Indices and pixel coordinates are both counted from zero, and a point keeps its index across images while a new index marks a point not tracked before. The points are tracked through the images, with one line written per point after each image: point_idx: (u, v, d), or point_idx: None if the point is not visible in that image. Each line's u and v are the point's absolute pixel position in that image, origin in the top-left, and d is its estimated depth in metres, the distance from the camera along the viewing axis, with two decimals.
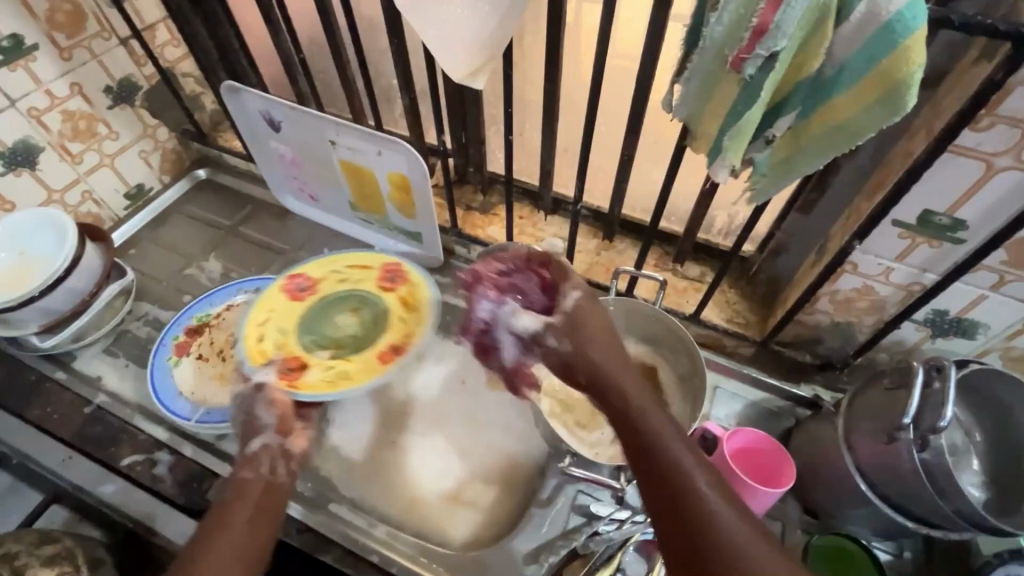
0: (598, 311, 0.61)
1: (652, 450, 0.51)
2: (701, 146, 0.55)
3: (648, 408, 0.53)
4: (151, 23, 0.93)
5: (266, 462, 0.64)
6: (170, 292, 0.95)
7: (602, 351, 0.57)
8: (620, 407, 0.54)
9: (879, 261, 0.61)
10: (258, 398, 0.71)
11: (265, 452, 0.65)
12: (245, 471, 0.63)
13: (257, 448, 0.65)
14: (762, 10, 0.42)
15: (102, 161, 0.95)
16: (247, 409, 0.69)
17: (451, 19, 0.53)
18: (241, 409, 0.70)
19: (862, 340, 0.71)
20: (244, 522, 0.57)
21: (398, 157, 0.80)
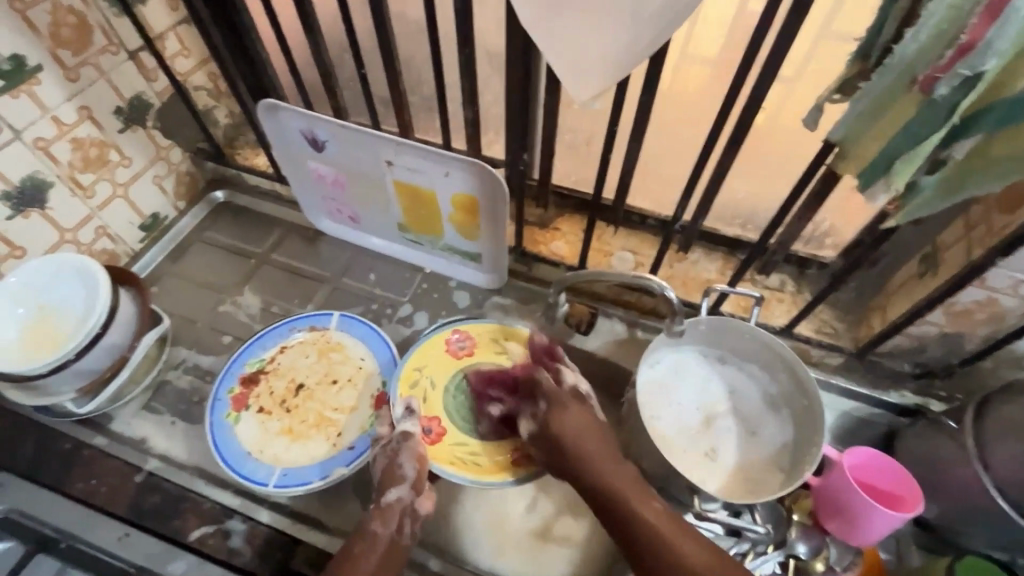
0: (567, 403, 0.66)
1: (641, 538, 0.57)
2: (851, 167, 0.51)
3: (604, 473, 0.61)
4: (161, 32, 0.82)
5: (396, 517, 0.63)
6: (206, 333, 0.86)
7: (566, 419, 0.65)
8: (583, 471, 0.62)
9: (1011, 274, 0.59)
10: (405, 446, 0.67)
11: (397, 505, 0.64)
12: (376, 522, 0.63)
13: (391, 499, 0.64)
14: (973, 26, 0.38)
15: (115, 192, 0.85)
16: (392, 455, 0.66)
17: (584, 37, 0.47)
18: (382, 453, 0.67)
19: (970, 350, 0.69)
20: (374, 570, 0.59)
21: (469, 178, 0.73)
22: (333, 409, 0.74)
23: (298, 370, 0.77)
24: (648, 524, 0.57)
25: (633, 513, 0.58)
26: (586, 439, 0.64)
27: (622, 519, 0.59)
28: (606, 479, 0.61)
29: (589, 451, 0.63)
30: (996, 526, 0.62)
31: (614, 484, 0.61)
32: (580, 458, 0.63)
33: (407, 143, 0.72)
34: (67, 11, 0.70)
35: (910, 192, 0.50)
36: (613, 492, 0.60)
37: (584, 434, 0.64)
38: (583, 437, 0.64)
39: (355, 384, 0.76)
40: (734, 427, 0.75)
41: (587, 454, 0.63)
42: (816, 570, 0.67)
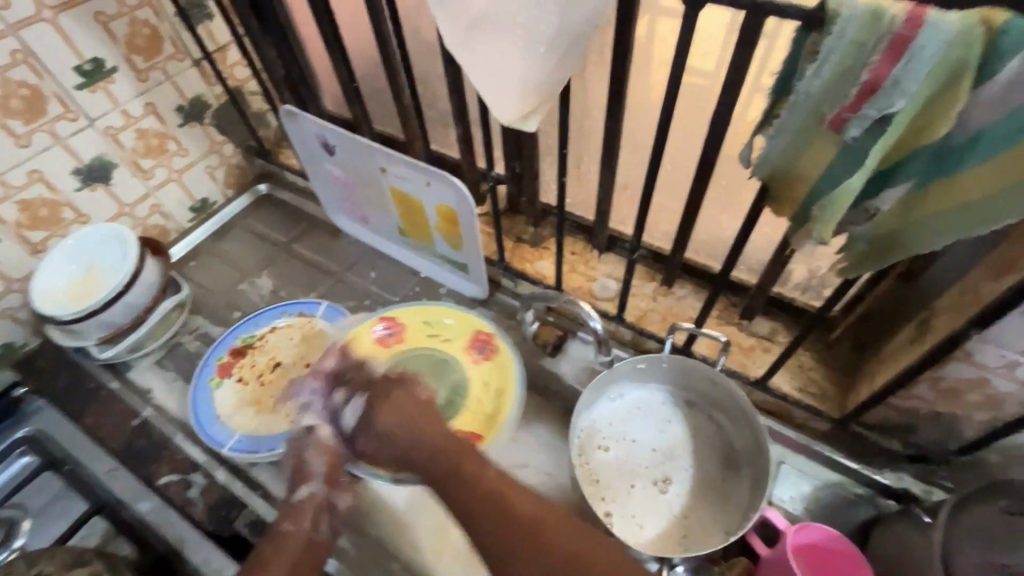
0: (403, 398, 0.66)
1: (475, 506, 0.57)
2: (782, 209, 0.48)
3: (431, 468, 0.61)
4: (222, 45, 0.95)
5: (309, 513, 0.66)
6: (222, 307, 0.97)
7: (386, 420, 0.65)
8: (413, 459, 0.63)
9: (1001, 352, 0.50)
10: (311, 441, 0.69)
11: (310, 502, 0.67)
12: (287, 523, 0.65)
13: (303, 497, 0.67)
14: (874, 65, 0.35)
15: (170, 177, 0.99)
16: (299, 453, 0.69)
17: (503, 61, 0.47)
18: (292, 450, 0.70)
19: (969, 438, 0.60)
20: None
21: (445, 190, 0.77)
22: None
23: (280, 349, 0.85)
24: (485, 481, 0.59)
25: (462, 480, 0.59)
26: (417, 416, 0.65)
27: (460, 493, 0.59)
28: (432, 445, 0.63)
29: (410, 436, 0.63)
30: None
31: (450, 448, 0.62)
32: (399, 439, 0.64)
33: (394, 153, 0.78)
34: (142, 24, 0.84)
35: (848, 242, 0.46)
36: (450, 456, 0.61)
37: (412, 414, 0.65)
38: (407, 421, 0.64)
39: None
40: (691, 471, 0.72)
41: (417, 436, 0.63)
42: None
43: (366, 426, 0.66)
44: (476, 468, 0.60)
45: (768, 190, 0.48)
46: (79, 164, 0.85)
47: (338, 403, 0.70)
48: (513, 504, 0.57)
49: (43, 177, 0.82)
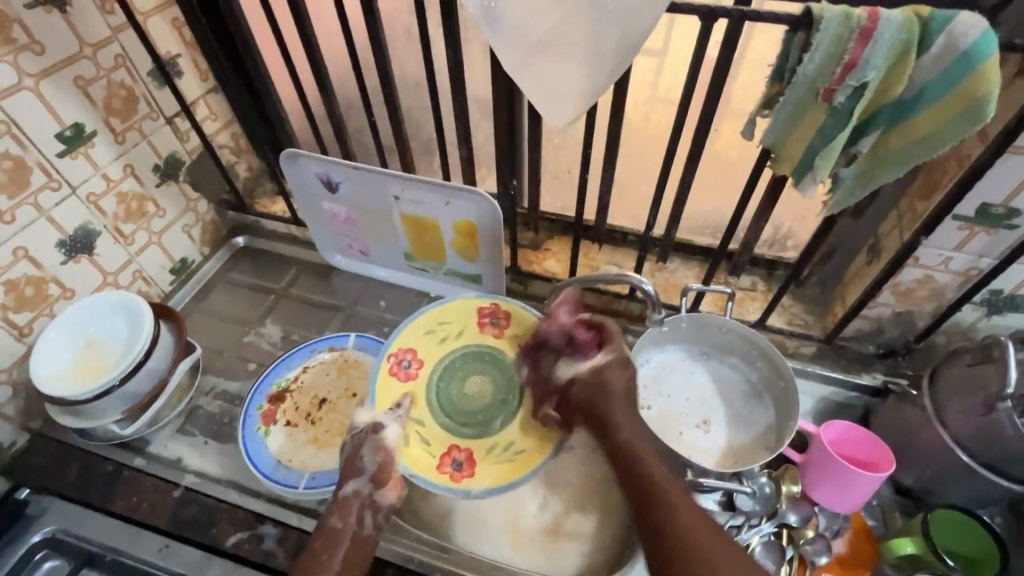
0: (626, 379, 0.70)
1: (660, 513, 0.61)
2: (783, 167, 0.61)
3: (662, 480, 0.63)
4: (194, 99, 0.94)
5: (355, 510, 0.68)
6: (232, 363, 0.94)
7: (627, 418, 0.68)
8: (633, 477, 0.65)
9: (940, 252, 0.68)
10: (370, 438, 0.72)
11: (356, 498, 0.68)
12: (335, 517, 0.67)
13: (349, 492, 0.68)
14: (852, 48, 0.49)
15: (150, 240, 0.95)
16: (356, 447, 0.71)
17: (555, 77, 0.57)
18: (350, 446, 0.72)
19: (921, 327, 0.78)
20: (329, 572, 0.63)
21: (466, 205, 0.84)
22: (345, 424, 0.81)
23: (320, 387, 0.84)
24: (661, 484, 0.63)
25: (669, 506, 0.61)
26: (620, 404, 0.69)
27: (664, 514, 0.61)
28: (653, 469, 0.65)
29: (639, 445, 0.67)
30: (966, 479, 0.68)
31: (643, 453, 0.66)
32: (630, 440, 0.67)
33: (410, 177, 0.83)
34: (119, 85, 0.83)
35: (834, 184, 0.61)
36: (639, 458, 0.66)
37: (615, 399, 0.69)
38: (637, 429, 0.68)
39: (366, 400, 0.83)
40: (723, 410, 0.83)
41: (639, 448, 0.66)
42: (808, 537, 0.72)
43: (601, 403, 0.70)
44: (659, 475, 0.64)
45: (769, 154, 0.62)
46: (63, 236, 0.81)
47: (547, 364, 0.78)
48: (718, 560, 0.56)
49: (29, 253, 0.77)
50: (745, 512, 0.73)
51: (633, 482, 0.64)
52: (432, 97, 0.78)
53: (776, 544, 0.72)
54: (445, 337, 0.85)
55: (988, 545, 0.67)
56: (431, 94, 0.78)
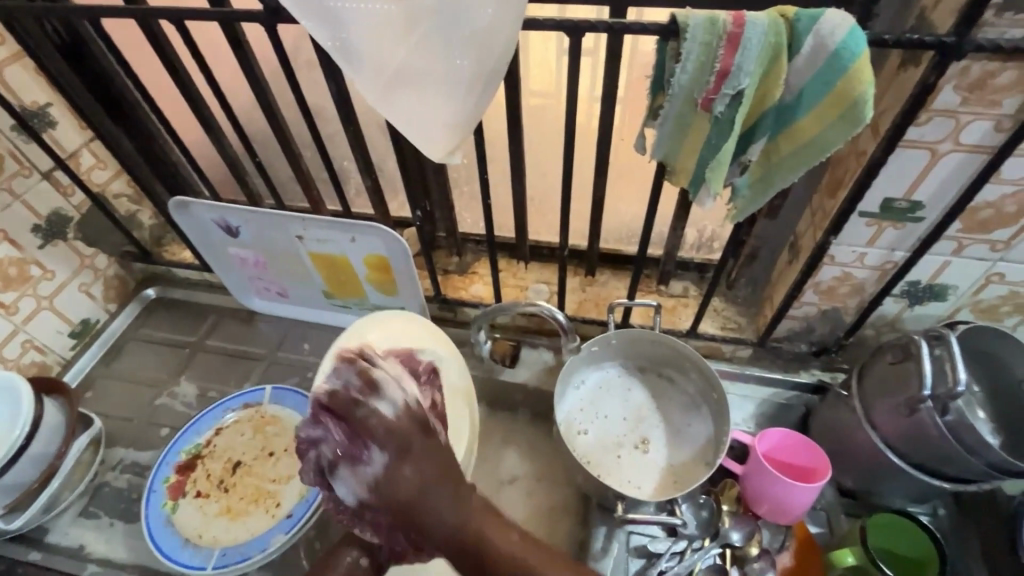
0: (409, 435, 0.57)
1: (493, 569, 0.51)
2: (679, 179, 0.58)
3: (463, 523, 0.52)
4: (73, 150, 0.86)
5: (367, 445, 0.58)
6: (143, 430, 0.87)
7: (413, 471, 0.55)
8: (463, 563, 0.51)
9: (853, 248, 0.66)
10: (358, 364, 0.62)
11: (372, 417, 0.58)
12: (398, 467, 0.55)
13: (367, 414, 0.58)
14: (722, 55, 0.46)
15: (40, 305, 0.88)
16: (367, 377, 0.61)
17: (421, 107, 0.53)
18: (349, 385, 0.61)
19: (849, 322, 0.76)
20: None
21: (373, 239, 0.79)
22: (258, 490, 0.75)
23: (234, 449, 0.78)
24: (465, 524, 0.52)
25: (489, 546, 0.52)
26: (427, 495, 0.53)
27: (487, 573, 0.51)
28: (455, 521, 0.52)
29: (426, 513, 0.53)
30: (899, 479, 0.66)
31: (476, 528, 0.52)
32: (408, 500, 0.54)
33: (310, 216, 0.78)
34: None
35: (731, 193, 0.58)
36: (471, 550, 0.52)
37: (421, 498, 0.53)
38: (400, 476, 0.55)
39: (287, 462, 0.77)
40: (661, 426, 0.80)
41: (437, 515, 0.52)
42: (753, 555, 0.69)
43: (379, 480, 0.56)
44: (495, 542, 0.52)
45: (664, 167, 0.59)
46: None
47: (343, 428, 0.59)
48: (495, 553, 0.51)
49: None
50: (687, 536, 0.70)
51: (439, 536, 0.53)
52: (318, 131, 0.73)
53: (721, 568, 0.68)
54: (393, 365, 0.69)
55: (928, 549, 0.66)
56: (317, 127, 0.73)
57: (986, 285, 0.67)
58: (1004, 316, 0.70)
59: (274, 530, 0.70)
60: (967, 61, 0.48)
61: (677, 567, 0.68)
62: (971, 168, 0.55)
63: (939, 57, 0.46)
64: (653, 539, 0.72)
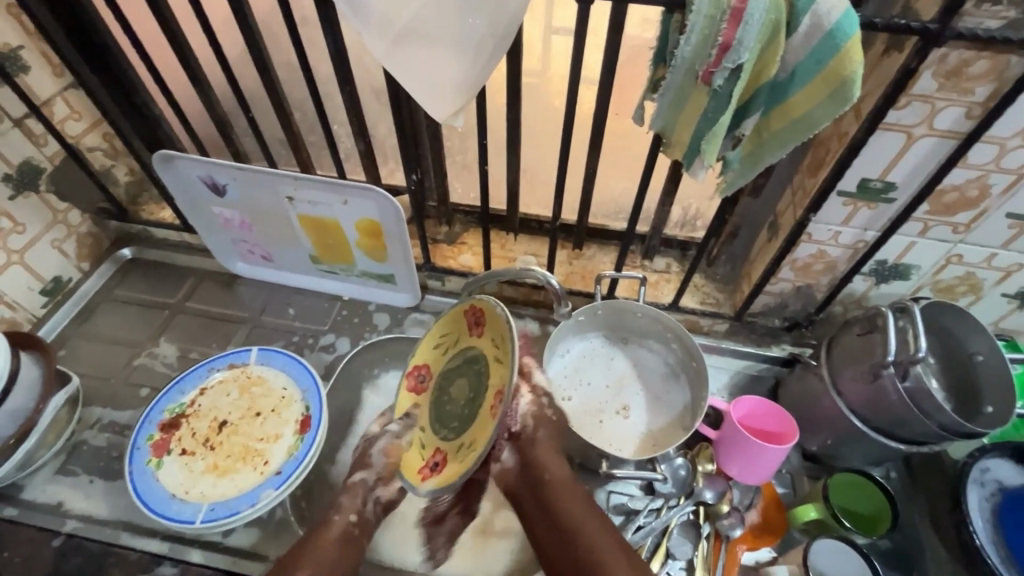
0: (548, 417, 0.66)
1: (587, 556, 0.58)
2: (675, 151, 0.60)
3: (561, 496, 0.62)
4: (47, 98, 0.82)
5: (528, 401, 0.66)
6: (122, 389, 0.86)
7: (544, 425, 0.65)
8: (540, 498, 0.63)
9: (829, 227, 0.70)
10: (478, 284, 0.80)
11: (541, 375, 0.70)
12: (542, 423, 0.66)
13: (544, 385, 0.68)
14: (725, 29, 0.48)
15: (10, 260, 0.84)
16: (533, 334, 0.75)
17: (431, 63, 0.53)
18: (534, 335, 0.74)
19: (820, 298, 0.81)
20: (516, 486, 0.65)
21: (367, 202, 0.79)
22: (502, 385, 0.57)
23: (219, 408, 0.78)
24: (548, 484, 0.63)
25: (563, 513, 0.61)
26: (552, 447, 0.65)
27: (560, 527, 0.61)
28: (547, 482, 0.63)
29: (544, 465, 0.63)
30: (860, 442, 0.72)
31: (558, 496, 0.62)
32: (547, 443, 0.65)
33: (303, 176, 0.78)
34: None
35: (724, 166, 0.60)
36: (554, 500, 0.62)
37: (540, 445, 0.64)
38: (543, 423, 0.65)
39: (502, 362, 0.59)
40: (642, 394, 0.83)
41: (550, 460, 0.64)
42: (723, 512, 0.73)
43: (534, 421, 0.65)
44: (590, 532, 0.60)
45: (661, 138, 0.61)
46: None
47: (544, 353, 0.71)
48: (579, 518, 0.61)
49: None
50: (664, 494, 0.75)
51: (536, 492, 0.63)
52: (314, 90, 0.72)
53: (695, 523, 0.74)
54: (451, 345, 0.69)
55: (880, 503, 0.72)
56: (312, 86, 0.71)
57: (946, 266, 0.72)
58: (959, 295, 0.76)
59: (261, 487, 0.71)
60: (945, 49, 0.51)
61: (654, 522, 0.72)
62: (941, 152, 0.59)
63: (923, 44, 0.49)
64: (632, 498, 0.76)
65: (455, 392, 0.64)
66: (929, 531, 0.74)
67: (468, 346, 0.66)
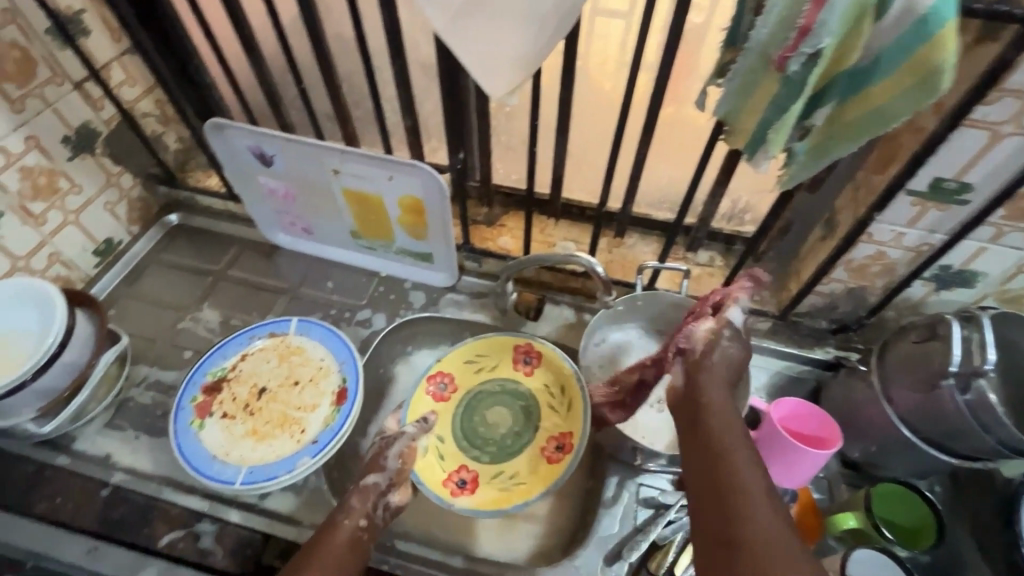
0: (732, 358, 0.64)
1: (732, 485, 0.51)
2: (737, 139, 0.58)
3: (721, 425, 0.58)
4: (105, 62, 0.84)
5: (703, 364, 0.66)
6: (167, 351, 0.89)
7: (725, 360, 0.64)
8: (693, 417, 0.60)
9: (892, 228, 0.67)
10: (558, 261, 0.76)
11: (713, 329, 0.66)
12: (711, 356, 0.64)
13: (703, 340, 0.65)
14: (807, 11, 0.45)
15: (66, 219, 0.87)
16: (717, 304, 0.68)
17: (491, 37, 0.52)
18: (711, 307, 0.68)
19: (873, 302, 0.78)
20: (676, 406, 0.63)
21: (412, 179, 0.79)
22: (563, 430, 0.81)
23: (259, 375, 0.80)
24: (709, 407, 0.59)
25: (711, 438, 0.57)
26: (721, 381, 0.62)
27: (709, 449, 0.56)
28: (706, 405, 0.60)
29: (706, 389, 0.61)
30: (907, 452, 0.69)
31: (717, 423, 0.58)
32: (718, 375, 0.63)
33: (350, 150, 0.78)
34: (10, 46, 0.73)
35: (789, 157, 0.57)
36: (710, 424, 0.58)
37: (705, 369, 0.63)
38: (722, 360, 0.64)
39: (554, 409, 0.83)
40: None
41: (718, 392, 0.61)
42: None
43: (707, 350, 0.64)
44: (760, 513, 0.48)
45: (723, 125, 0.59)
46: None
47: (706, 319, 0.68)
48: (729, 450, 0.55)
49: None
50: None
51: (693, 409, 0.60)
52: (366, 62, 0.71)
53: None
54: (485, 368, 0.86)
55: (925, 516, 0.69)
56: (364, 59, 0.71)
57: (1016, 275, 0.68)
58: None
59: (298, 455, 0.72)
60: None
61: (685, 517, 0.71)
62: None
63: None
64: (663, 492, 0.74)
65: (490, 417, 0.84)
66: (972, 549, 0.71)
67: (511, 379, 0.85)
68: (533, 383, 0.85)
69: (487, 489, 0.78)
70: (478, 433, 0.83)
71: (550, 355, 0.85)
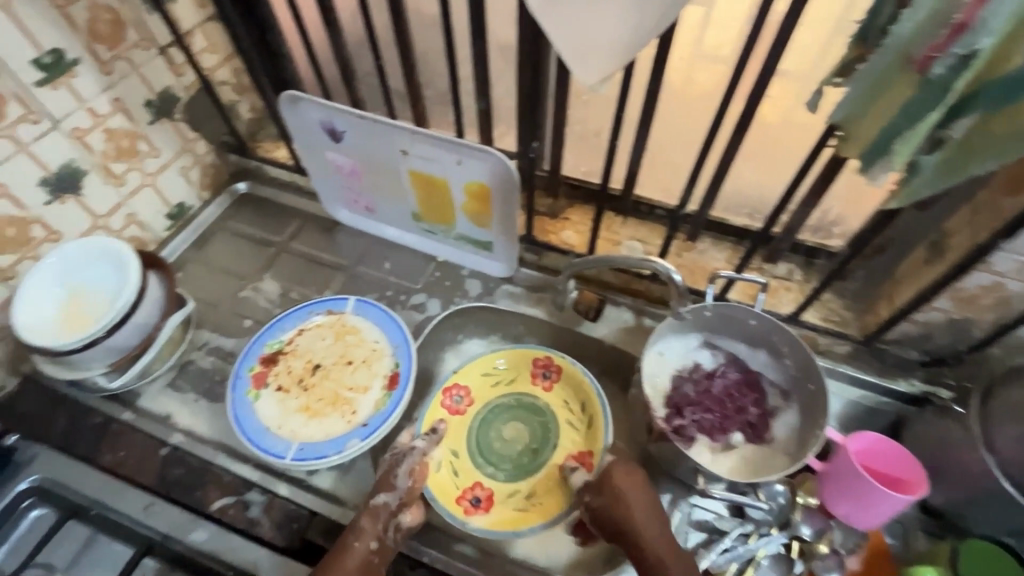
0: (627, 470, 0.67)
1: None
2: (852, 147, 0.52)
3: (652, 542, 0.62)
4: (189, 29, 0.85)
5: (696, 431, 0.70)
6: (228, 317, 0.90)
7: (623, 478, 0.66)
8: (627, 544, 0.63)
9: (1017, 257, 0.59)
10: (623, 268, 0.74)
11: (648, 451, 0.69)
12: (623, 481, 0.66)
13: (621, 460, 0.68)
14: (967, 5, 0.38)
15: (144, 181, 0.89)
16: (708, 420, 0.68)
17: (590, 19, 0.48)
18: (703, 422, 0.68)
19: (977, 336, 0.70)
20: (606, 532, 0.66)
21: (480, 165, 0.76)
22: (582, 449, 0.78)
23: (315, 351, 0.80)
24: (633, 529, 0.63)
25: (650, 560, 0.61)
26: (637, 495, 0.65)
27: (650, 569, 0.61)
28: (633, 526, 0.63)
29: (630, 511, 0.63)
30: (1005, 509, 0.62)
31: (649, 543, 0.62)
32: (629, 497, 0.65)
33: (420, 131, 0.75)
34: (104, 8, 0.75)
35: (911, 171, 0.51)
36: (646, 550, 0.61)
37: (623, 497, 0.64)
38: (621, 482, 0.66)
39: (573, 425, 0.81)
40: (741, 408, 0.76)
41: (635, 507, 0.64)
42: (821, 552, 0.68)
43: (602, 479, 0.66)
44: None
45: (837, 129, 0.53)
46: (47, 173, 0.77)
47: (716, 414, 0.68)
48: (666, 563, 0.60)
49: (8, 191, 0.74)
50: (756, 520, 0.69)
51: (621, 537, 0.64)
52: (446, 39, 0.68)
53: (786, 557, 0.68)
54: (502, 383, 0.84)
55: None
56: None
57: None
58: None
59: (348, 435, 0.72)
60: None
61: (741, 549, 0.68)
62: None
63: None
64: (719, 517, 0.70)
65: (506, 432, 0.81)
66: None
67: (528, 394, 0.83)
68: (552, 398, 0.82)
69: (500, 509, 0.76)
70: (493, 449, 0.80)
71: (570, 371, 0.82)
